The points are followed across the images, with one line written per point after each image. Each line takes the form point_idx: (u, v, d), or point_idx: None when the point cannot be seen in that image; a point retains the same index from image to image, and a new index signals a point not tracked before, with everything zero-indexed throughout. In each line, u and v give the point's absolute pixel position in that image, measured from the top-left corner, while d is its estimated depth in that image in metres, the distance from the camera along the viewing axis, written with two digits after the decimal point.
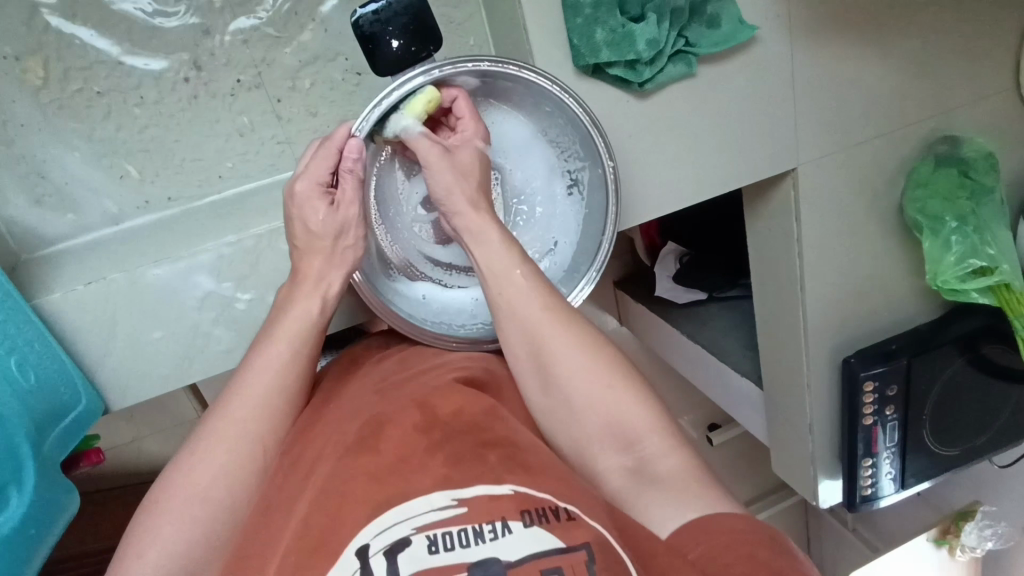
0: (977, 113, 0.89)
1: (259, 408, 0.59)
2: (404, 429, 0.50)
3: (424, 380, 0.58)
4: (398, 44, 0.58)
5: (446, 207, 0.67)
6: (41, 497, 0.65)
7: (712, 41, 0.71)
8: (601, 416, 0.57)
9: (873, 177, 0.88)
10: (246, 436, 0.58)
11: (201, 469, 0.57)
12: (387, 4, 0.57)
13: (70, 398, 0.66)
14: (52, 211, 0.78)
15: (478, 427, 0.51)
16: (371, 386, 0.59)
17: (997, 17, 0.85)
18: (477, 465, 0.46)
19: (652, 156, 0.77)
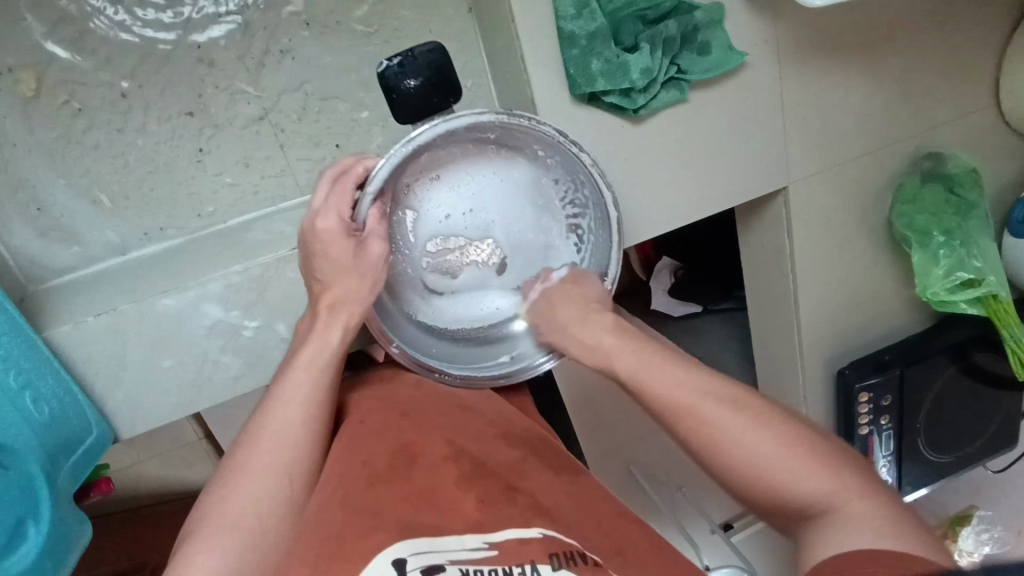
0: (960, 130, 0.92)
1: (289, 436, 0.61)
2: (431, 465, 0.56)
3: (446, 411, 0.64)
4: (416, 85, 0.59)
5: (452, 243, 0.69)
6: (56, 528, 0.65)
7: (703, 67, 0.74)
8: (738, 423, 0.57)
9: (861, 193, 0.91)
10: (275, 466, 0.60)
11: (233, 496, 0.58)
12: (410, 55, 0.59)
13: (82, 428, 0.67)
14: (58, 242, 0.79)
15: (503, 474, 0.57)
16: (393, 407, 0.63)
17: (977, 37, 0.88)
18: (504, 507, 0.53)
19: (648, 178, 0.80)
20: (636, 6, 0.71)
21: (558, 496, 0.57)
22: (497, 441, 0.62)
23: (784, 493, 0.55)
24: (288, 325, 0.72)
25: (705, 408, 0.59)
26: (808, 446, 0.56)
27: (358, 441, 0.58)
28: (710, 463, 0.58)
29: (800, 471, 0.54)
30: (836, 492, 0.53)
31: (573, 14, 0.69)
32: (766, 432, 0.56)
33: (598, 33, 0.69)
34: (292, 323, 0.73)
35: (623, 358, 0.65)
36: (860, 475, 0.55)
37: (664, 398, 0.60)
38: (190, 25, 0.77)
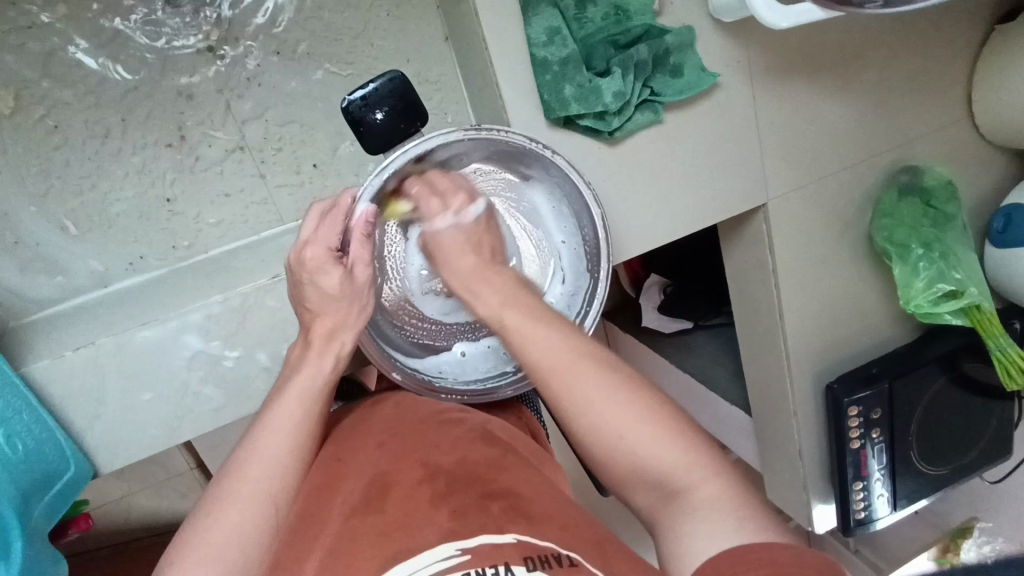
0: (934, 143, 0.93)
1: (275, 462, 0.59)
2: (404, 485, 0.52)
3: (423, 428, 0.61)
4: (384, 116, 0.63)
5: None
6: (30, 569, 0.63)
7: (676, 89, 0.75)
8: (596, 385, 0.53)
9: (840, 207, 0.92)
10: (262, 490, 0.58)
11: (218, 525, 0.56)
12: (374, 89, 0.62)
13: (58, 464, 0.66)
14: (40, 275, 0.79)
15: (479, 478, 0.53)
16: (373, 437, 0.61)
17: (946, 53, 0.89)
18: (476, 516, 0.48)
19: (626, 198, 0.80)
20: (607, 31, 0.72)
21: (537, 495, 0.53)
22: (472, 446, 0.58)
23: (641, 471, 0.52)
24: (269, 354, 0.72)
25: (567, 374, 0.54)
26: (672, 419, 0.53)
27: (337, 475, 0.56)
28: (569, 423, 0.55)
29: (641, 443, 0.51)
30: (689, 467, 0.50)
31: (545, 41, 0.70)
32: (620, 403, 0.53)
33: (570, 60, 0.70)
34: (273, 352, 0.72)
35: (513, 313, 0.57)
36: (718, 457, 0.52)
37: (531, 358, 0.55)
38: (171, 59, 0.78)
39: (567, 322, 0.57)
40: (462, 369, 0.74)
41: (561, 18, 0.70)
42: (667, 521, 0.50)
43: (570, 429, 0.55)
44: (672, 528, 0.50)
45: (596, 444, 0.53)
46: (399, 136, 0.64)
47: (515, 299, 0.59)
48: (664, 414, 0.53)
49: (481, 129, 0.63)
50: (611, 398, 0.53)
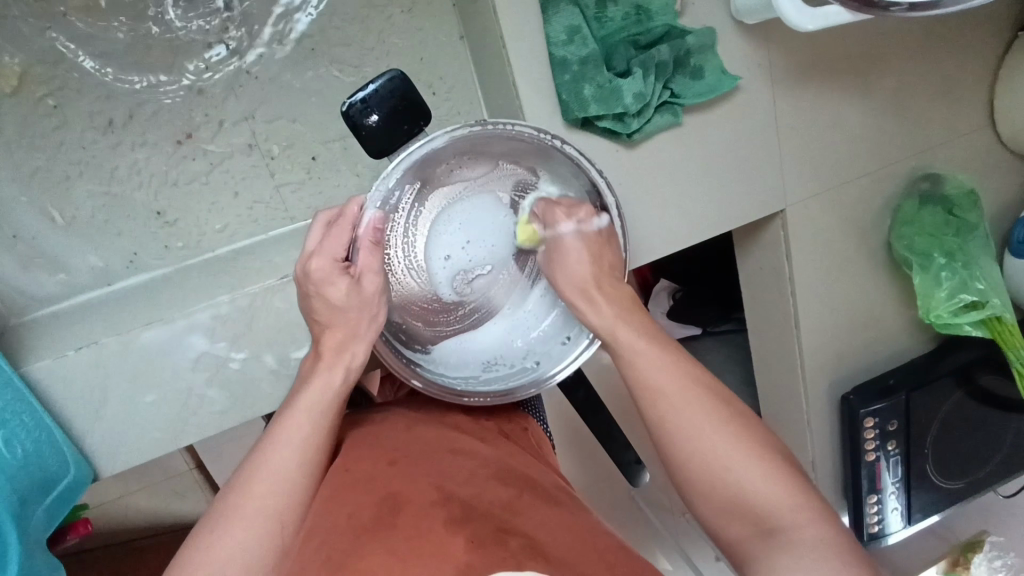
0: (956, 151, 0.91)
1: (279, 480, 0.57)
2: (418, 508, 0.50)
3: (435, 457, 0.59)
4: (381, 119, 0.61)
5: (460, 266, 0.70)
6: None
7: (697, 91, 0.73)
8: (720, 439, 0.55)
9: (860, 214, 0.90)
10: (263, 508, 0.56)
11: (218, 547, 0.54)
12: (373, 90, 0.61)
13: (58, 468, 0.64)
14: (42, 271, 0.77)
15: (496, 515, 0.50)
16: (382, 457, 0.60)
17: (970, 58, 0.88)
18: (494, 547, 0.45)
19: (643, 202, 0.78)
20: (627, 31, 0.71)
21: (553, 532, 0.50)
22: (489, 483, 0.56)
23: (741, 510, 0.53)
24: (276, 356, 0.70)
25: (677, 398, 0.57)
26: (774, 458, 0.55)
27: (343, 498, 0.54)
28: (686, 472, 0.56)
29: (754, 474, 0.53)
30: (796, 509, 0.52)
31: (565, 39, 0.69)
32: (729, 444, 0.55)
33: (590, 59, 0.69)
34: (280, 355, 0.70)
35: (627, 329, 0.62)
36: (819, 503, 0.53)
37: (641, 374, 0.59)
38: (182, 53, 0.77)
39: (679, 351, 0.61)
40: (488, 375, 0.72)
41: (581, 16, 0.69)
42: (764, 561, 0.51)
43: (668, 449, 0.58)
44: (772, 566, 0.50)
45: (699, 471, 0.55)
46: (398, 140, 0.63)
47: (626, 320, 0.62)
48: (762, 446, 0.55)
49: (489, 122, 0.62)
50: (715, 423, 0.56)
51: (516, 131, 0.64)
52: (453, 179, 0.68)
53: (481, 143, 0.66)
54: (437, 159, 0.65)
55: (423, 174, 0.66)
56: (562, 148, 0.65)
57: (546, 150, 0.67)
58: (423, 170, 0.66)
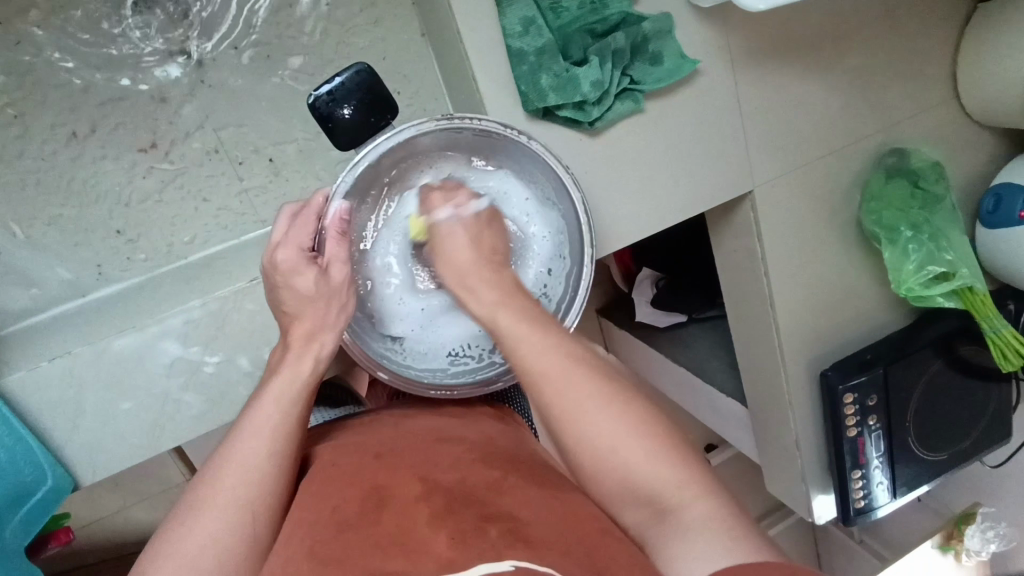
0: (921, 125, 0.92)
1: (251, 472, 0.57)
2: (400, 502, 0.51)
3: (421, 448, 0.60)
4: (353, 112, 0.62)
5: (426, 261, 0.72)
6: None
7: (656, 77, 0.74)
8: (623, 424, 0.53)
9: (828, 192, 0.91)
10: (237, 500, 0.56)
11: (192, 542, 0.54)
12: (340, 83, 0.62)
13: (34, 476, 0.65)
14: (14, 285, 0.77)
15: (479, 501, 0.51)
16: (367, 451, 0.60)
17: (928, 31, 0.88)
18: (475, 538, 0.45)
19: (609, 189, 0.79)
20: (583, 19, 0.71)
21: (534, 512, 0.50)
22: (474, 466, 0.56)
23: (632, 491, 0.53)
24: (250, 359, 0.71)
25: (562, 376, 0.55)
26: (664, 434, 0.54)
27: (326, 493, 0.54)
28: (575, 452, 0.55)
29: (631, 448, 0.53)
30: (685, 488, 0.52)
31: (520, 30, 0.69)
32: (620, 418, 0.54)
33: (547, 49, 0.70)
34: (254, 357, 0.71)
35: (507, 314, 0.58)
36: (703, 470, 0.54)
37: (523, 362, 0.56)
38: (143, 62, 0.77)
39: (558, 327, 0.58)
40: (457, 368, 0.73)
41: (535, 7, 0.69)
42: (657, 541, 0.51)
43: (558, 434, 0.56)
44: (663, 548, 0.51)
45: (583, 453, 0.54)
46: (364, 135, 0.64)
47: (506, 303, 0.59)
48: (649, 418, 0.55)
49: (455, 117, 0.63)
50: (601, 402, 0.54)
51: (483, 125, 0.64)
52: (422, 179, 0.71)
53: (446, 137, 0.67)
54: (403, 152, 0.66)
55: (391, 175, 0.69)
56: (528, 143, 0.66)
57: (511, 143, 0.68)
58: (389, 164, 0.67)
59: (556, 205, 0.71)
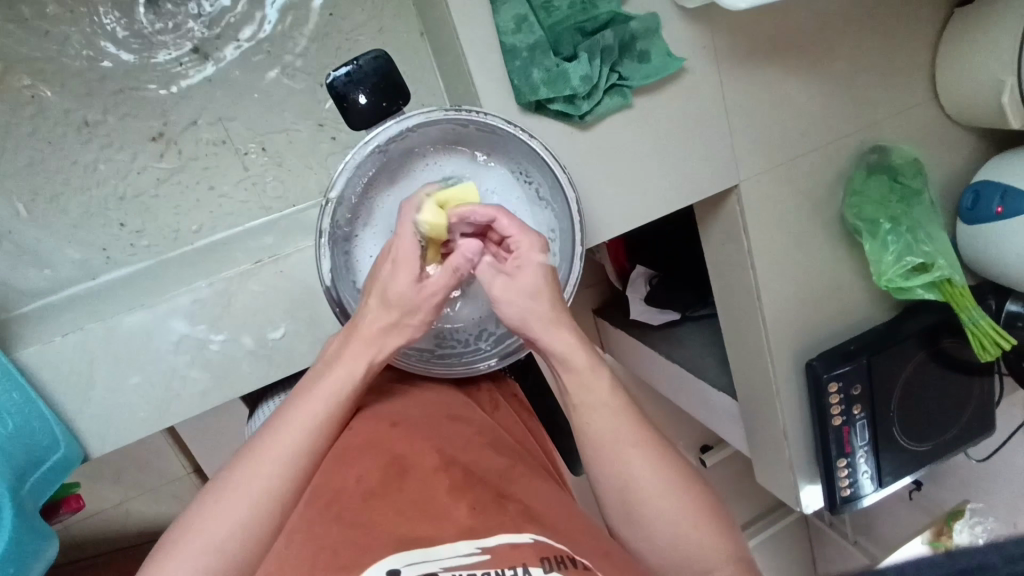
0: (901, 124, 0.95)
1: (295, 445, 0.60)
2: (421, 477, 0.55)
3: (437, 425, 0.64)
4: (365, 98, 0.66)
5: None
6: (20, 541, 0.65)
7: (643, 74, 0.78)
8: (675, 506, 0.59)
9: (812, 187, 0.94)
10: (268, 456, 0.59)
11: (223, 498, 0.57)
12: (357, 67, 0.65)
13: (49, 445, 0.68)
14: (27, 268, 0.80)
15: (494, 483, 0.55)
16: (385, 420, 0.64)
17: (907, 34, 0.92)
18: (494, 511, 0.51)
19: (600, 181, 0.83)
20: (573, 18, 0.75)
21: (542, 496, 0.55)
22: (485, 450, 0.61)
23: (681, 566, 0.59)
24: (255, 338, 0.74)
25: (634, 459, 0.61)
26: (711, 519, 0.60)
27: (352, 460, 0.58)
28: (627, 524, 0.61)
29: (683, 530, 0.59)
30: (728, 565, 0.58)
31: (513, 28, 0.73)
32: (677, 506, 0.60)
33: (538, 45, 0.73)
34: (259, 337, 0.74)
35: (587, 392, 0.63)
36: (743, 556, 0.60)
37: (596, 430, 0.63)
38: (157, 57, 0.82)
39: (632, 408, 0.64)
40: (450, 350, 0.76)
41: (526, 5, 0.73)
42: None
43: (614, 502, 0.62)
44: None
45: (633, 521, 0.60)
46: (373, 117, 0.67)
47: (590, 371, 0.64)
48: (702, 504, 0.60)
49: (461, 109, 0.67)
50: (662, 483, 0.60)
51: (488, 119, 0.69)
52: (421, 168, 0.73)
53: (450, 129, 0.71)
54: (408, 141, 0.70)
55: (391, 161, 0.71)
56: (528, 140, 0.70)
57: (514, 139, 0.72)
58: (392, 152, 0.70)
59: (550, 202, 0.75)
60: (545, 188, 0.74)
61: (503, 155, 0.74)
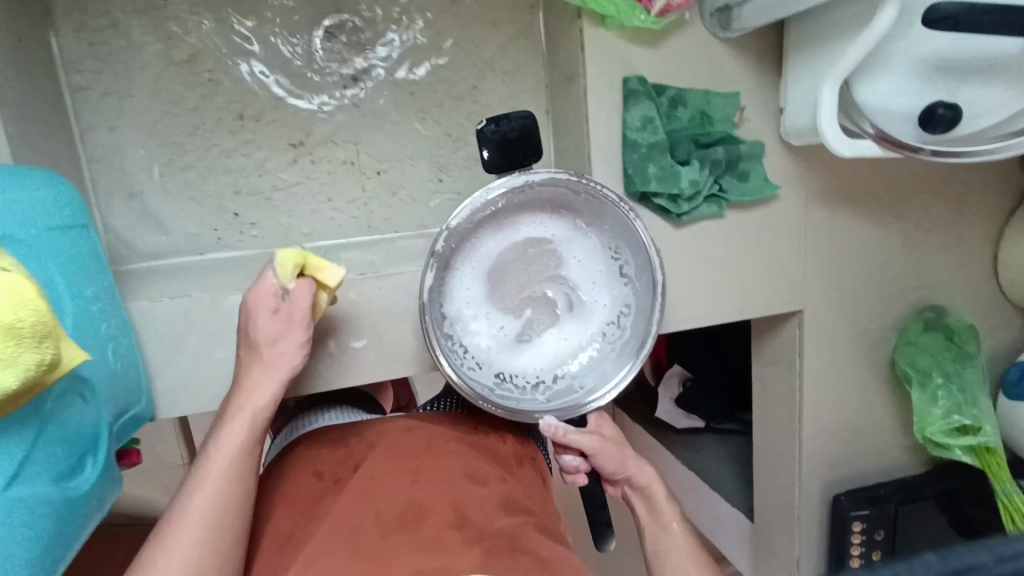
0: (960, 291, 1.01)
1: (233, 468, 0.62)
2: (437, 520, 0.57)
3: (455, 472, 0.67)
4: (491, 152, 0.73)
5: (508, 295, 0.76)
6: (105, 476, 0.58)
7: (742, 191, 0.85)
8: None
9: (869, 329, 0.99)
10: (235, 468, 0.62)
11: (213, 507, 0.59)
12: (504, 124, 0.72)
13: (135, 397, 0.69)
14: (145, 230, 0.86)
15: (508, 531, 0.58)
16: (408, 467, 0.66)
17: (981, 212, 0.99)
18: (508, 562, 0.53)
19: (679, 276, 0.89)
20: (691, 130, 0.83)
21: (551, 548, 0.58)
22: (500, 503, 0.63)
23: None
24: (336, 342, 0.80)
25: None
26: None
27: (364, 500, 0.61)
28: None
29: None
30: None
31: (639, 126, 0.81)
32: None
33: (658, 146, 0.81)
34: (341, 342, 0.80)
35: (667, 506, 0.82)
36: None
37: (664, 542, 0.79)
38: (315, 75, 0.90)
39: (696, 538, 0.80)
40: (516, 398, 0.76)
41: (655, 110, 0.81)
42: None
43: None
44: None
45: None
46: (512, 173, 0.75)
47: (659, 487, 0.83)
48: None
49: (582, 179, 0.71)
50: None
51: (602, 193, 0.73)
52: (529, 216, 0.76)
53: (564, 195, 0.75)
54: (522, 197, 0.74)
55: (507, 205, 0.74)
56: (634, 219, 0.74)
57: (619, 216, 0.76)
58: (505, 203, 0.74)
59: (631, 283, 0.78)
60: (634, 266, 0.78)
61: (603, 227, 0.78)
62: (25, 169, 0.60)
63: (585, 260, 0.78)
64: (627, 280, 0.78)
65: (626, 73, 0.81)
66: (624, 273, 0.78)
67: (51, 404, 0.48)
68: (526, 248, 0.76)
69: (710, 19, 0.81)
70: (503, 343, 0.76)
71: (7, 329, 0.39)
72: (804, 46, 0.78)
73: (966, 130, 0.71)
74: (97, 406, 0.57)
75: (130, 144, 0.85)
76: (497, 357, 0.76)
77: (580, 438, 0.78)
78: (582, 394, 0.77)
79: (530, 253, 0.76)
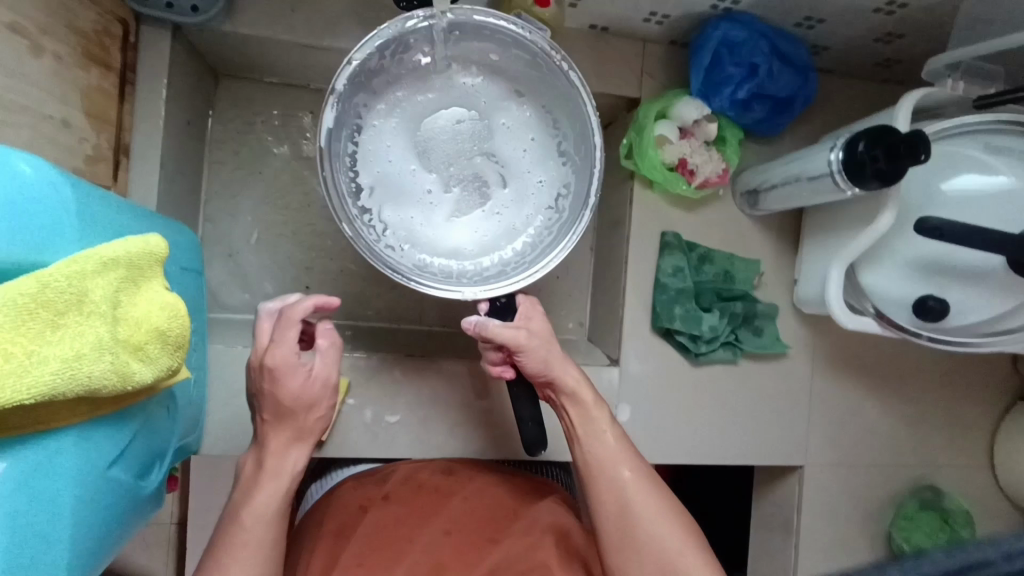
0: (955, 477, 1.06)
1: (267, 516, 0.64)
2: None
3: (474, 524, 0.77)
4: None
5: (428, 155, 0.67)
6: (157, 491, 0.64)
7: (755, 343, 0.96)
8: None
9: (866, 498, 1.03)
10: (276, 490, 0.66)
11: (257, 518, 0.64)
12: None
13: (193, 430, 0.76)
14: (232, 286, 0.99)
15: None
16: (433, 521, 0.77)
17: (979, 401, 1.06)
18: None
19: (690, 411, 0.96)
20: (716, 284, 0.95)
21: None
22: (517, 547, 0.74)
23: None
24: (373, 414, 0.88)
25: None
26: None
27: (396, 551, 0.73)
28: None
29: None
30: None
31: (670, 272, 0.93)
32: None
33: (685, 292, 0.93)
34: (378, 414, 0.88)
35: (669, 530, 0.66)
36: None
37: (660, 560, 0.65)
38: None
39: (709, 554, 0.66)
40: (445, 273, 0.67)
41: (686, 262, 0.94)
42: None
43: None
44: None
45: None
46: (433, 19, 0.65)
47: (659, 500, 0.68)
48: None
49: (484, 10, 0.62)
50: None
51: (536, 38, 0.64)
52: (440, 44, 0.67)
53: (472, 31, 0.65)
54: (462, 30, 0.65)
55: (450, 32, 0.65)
56: (567, 70, 0.65)
57: (556, 75, 0.67)
58: (423, 36, 0.65)
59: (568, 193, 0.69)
60: (568, 146, 0.70)
61: (544, 93, 0.70)
62: (161, 219, 0.73)
63: (514, 125, 0.70)
64: (558, 171, 0.70)
65: (664, 228, 0.96)
66: (551, 154, 0.70)
67: (149, 407, 0.56)
68: (443, 107, 0.68)
69: (739, 198, 0.96)
70: (419, 208, 0.67)
71: (159, 332, 0.48)
72: (818, 232, 0.92)
73: (959, 323, 0.80)
74: (172, 420, 0.64)
75: (240, 213, 1.00)
76: (416, 228, 0.67)
77: (509, 334, 0.67)
78: (511, 271, 0.67)
79: (452, 115, 0.68)
